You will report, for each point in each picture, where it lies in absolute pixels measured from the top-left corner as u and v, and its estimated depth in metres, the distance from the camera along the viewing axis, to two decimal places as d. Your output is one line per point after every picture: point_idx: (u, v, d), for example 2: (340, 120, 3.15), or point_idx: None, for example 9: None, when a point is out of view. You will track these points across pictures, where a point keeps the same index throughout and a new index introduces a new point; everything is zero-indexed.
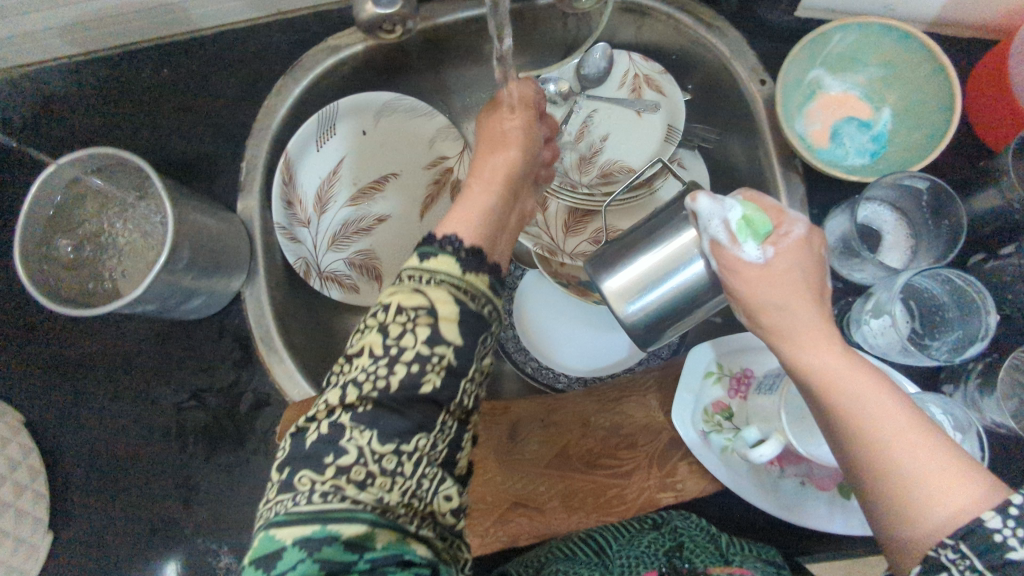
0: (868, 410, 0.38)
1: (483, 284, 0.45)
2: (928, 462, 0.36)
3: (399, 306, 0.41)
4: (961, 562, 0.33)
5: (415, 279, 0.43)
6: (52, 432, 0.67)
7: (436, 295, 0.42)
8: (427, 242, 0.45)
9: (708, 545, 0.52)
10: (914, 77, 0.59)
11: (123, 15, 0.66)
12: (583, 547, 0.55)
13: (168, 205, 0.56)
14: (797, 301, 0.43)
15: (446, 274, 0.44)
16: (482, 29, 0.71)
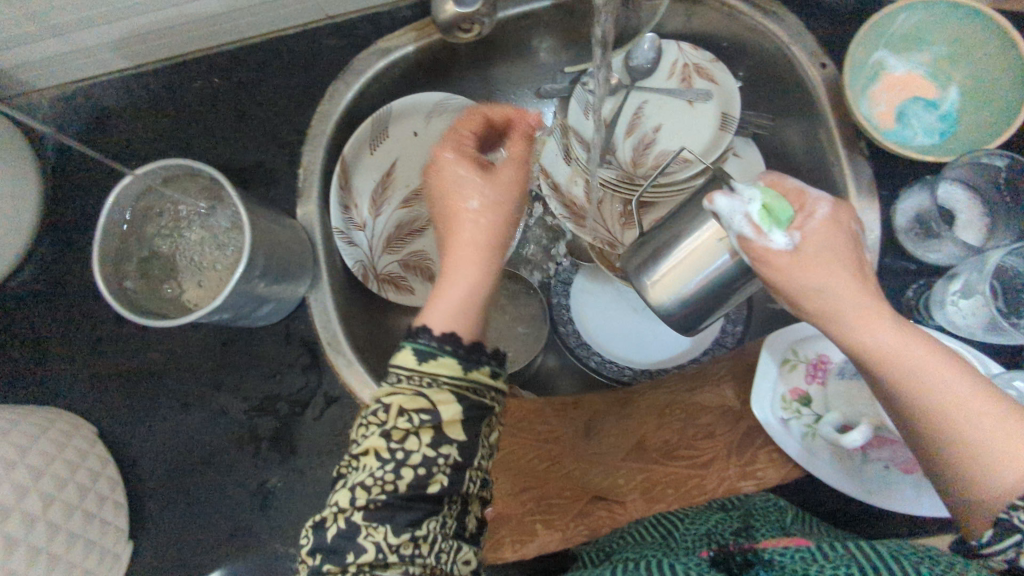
0: (932, 383, 0.39)
1: (485, 375, 0.45)
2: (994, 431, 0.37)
3: (400, 408, 0.41)
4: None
5: (414, 380, 0.43)
6: (127, 442, 0.68)
7: (438, 398, 0.42)
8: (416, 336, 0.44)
9: (771, 516, 0.56)
10: (982, 54, 0.58)
11: (180, 26, 0.66)
12: (651, 530, 0.59)
13: (242, 213, 0.56)
14: (838, 283, 0.40)
15: (447, 375, 0.43)
16: (531, 24, 0.71)
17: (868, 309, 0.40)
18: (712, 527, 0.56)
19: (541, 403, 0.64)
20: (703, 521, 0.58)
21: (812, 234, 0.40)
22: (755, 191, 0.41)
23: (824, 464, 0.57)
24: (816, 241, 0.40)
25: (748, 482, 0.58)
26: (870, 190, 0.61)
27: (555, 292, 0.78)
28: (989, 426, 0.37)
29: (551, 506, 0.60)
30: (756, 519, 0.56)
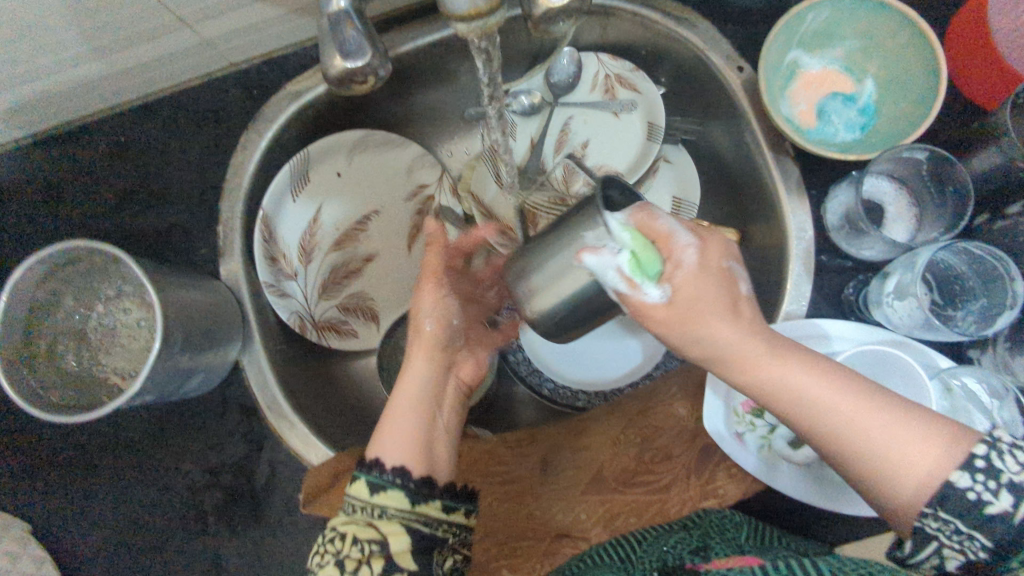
0: (824, 399, 0.42)
1: (435, 508, 0.48)
2: (885, 433, 0.40)
3: (354, 536, 0.44)
4: (947, 528, 0.38)
5: (364, 511, 0.45)
6: (64, 537, 0.64)
7: (388, 528, 0.45)
8: (364, 468, 0.47)
9: (730, 537, 0.52)
10: (893, 45, 0.58)
11: (71, 92, 0.62)
12: (610, 554, 0.53)
13: (151, 291, 0.53)
14: (719, 328, 0.44)
15: (395, 509, 0.46)
16: (444, 52, 0.69)
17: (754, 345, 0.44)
18: (672, 545, 0.51)
19: (493, 442, 0.63)
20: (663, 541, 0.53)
21: (679, 285, 0.44)
22: (623, 238, 0.43)
23: (785, 478, 0.56)
24: (691, 295, 0.44)
25: (709, 501, 0.58)
26: (800, 190, 0.60)
27: None
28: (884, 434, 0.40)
29: (514, 551, 0.58)
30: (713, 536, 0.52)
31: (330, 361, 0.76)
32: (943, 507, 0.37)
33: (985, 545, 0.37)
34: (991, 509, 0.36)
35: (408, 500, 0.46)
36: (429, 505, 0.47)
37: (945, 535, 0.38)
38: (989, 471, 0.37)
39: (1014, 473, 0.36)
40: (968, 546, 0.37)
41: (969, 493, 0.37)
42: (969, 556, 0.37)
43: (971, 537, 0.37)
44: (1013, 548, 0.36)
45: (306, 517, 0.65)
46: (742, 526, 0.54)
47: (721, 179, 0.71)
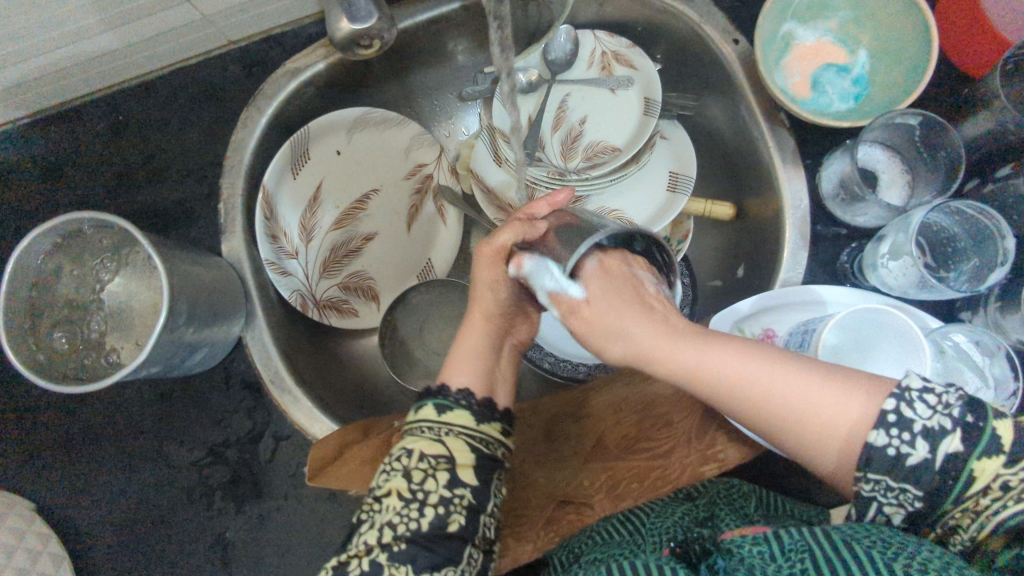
0: (740, 374, 0.40)
1: (496, 430, 0.48)
2: (802, 397, 0.38)
3: (422, 453, 0.45)
4: (879, 487, 0.36)
5: (433, 431, 0.46)
6: (69, 513, 0.64)
7: (455, 445, 0.46)
8: (440, 393, 0.48)
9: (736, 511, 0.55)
10: (886, 16, 0.59)
11: (71, 69, 0.62)
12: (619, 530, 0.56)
13: (158, 262, 0.53)
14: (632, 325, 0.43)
15: (463, 426, 0.47)
16: (443, 28, 0.69)
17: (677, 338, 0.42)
18: (681, 516, 0.54)
19: None
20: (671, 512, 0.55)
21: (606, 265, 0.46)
22: None
23: None
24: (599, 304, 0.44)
25: (710, 465, 0.59)
26: (795, 160, 0.61)
27: None
28: (801, 398, 0.38)
29: (518, 518, 0.59)
30: (721, 508, 0.56)
31: (331, 339, 0.76)
32: (870, 467, 0.36)
33: (919, 495, 0.36)
34: (912, 460, 0.35)
35: (473, 420, 0.47)
36: (492, 426, 0.48)
37: (883, 493, 0.37)
38: (900, 422, 0.35)
39: (924, 418, 0.35)
40: (903, 499, 0.36)
41: (888, 449, 0.35)
42: (907, 507, 0.36)
43: (902, 490, 0.36)
44: (942, 492, 0.35)
45: (312, 491, 0.65)
46: (750, 496, 0.58)
47: (717, 153, 0.72)
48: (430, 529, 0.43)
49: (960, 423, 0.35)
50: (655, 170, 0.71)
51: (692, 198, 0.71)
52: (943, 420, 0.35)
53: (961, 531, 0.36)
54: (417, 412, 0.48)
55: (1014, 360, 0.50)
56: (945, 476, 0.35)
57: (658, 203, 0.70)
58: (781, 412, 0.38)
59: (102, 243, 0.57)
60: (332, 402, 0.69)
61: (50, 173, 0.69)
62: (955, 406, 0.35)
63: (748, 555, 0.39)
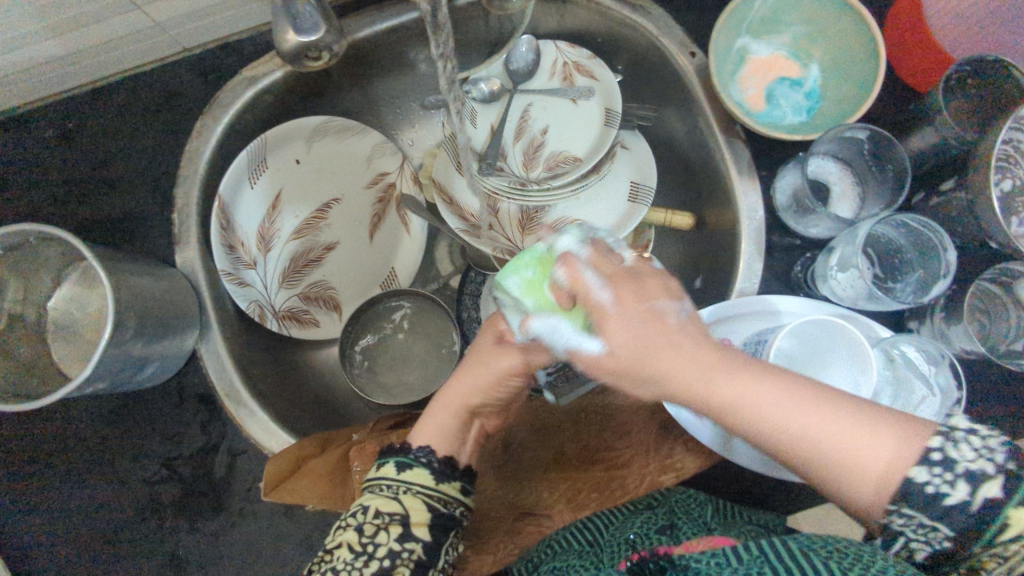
0: (769, 413, 0.37)
1: (454, 489, 0.50)
2: (843, 438, 0.36)
3: (377, 509, 0.46)
4: (912, 523, 0.36)
5: (391, 487, 0.47)
6: (12, 533, 0.62)
7: (410, 503, 0.47)
8: (403, 450, 0.50)
9: (696, 519, 0.56)
10: (837, 31, 0.60)
11: (15, 76, 0.61)
12: (579, 539, 0.57)
13: (104, 275, 0.52)
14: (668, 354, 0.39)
15: (419, 484, 0.48)
16: (403, 38, 0.69)
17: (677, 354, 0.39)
18: (640, 526, 0.55)
19: None
20: (630, 523, 0.57)
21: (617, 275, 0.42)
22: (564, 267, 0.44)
23: (739, 450, 0.57)
24: (621, 341, 0.40)
25: (669, 475, 0.59)
26: (750, 171, 0.62)
27: (466, 305, 0.78)
28: (843, 431, 0.36)
29: (479, 530, 0.59)
30: (679, 517, 0.56)
31: (292, 350, 0.75)
32: (906, 502, 0.36)
33: (949, 535, 0.36)
34: (949, 501, 0.35)
35: (432, 480, 0.49)
36: (451, 485, 0.50)
37: (912, 530, 0.37)
38: (944, 460, 0.35)
39: (969, 460, 0.35)
40: (932, 536, 0.36)
41: (928, 486, 0.35)
42: (934, 545, 0.37)
43: (935, 528, 0.36)
44: (972, 533, 0.35)
45: (267, 506, 0.63)
46: (706, 505, 0.59)
47: (676, 163, 0.73)
48: None
49: (1002, 469, 0.35)
50: (616, 180, 0.71)
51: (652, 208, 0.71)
52: (987, 464, 0.35)
53: (981, 573, 0.36)
54: (382, 466, 0.50)
55: (957, 370, 0.51)
56: (980, 518, 0.35)
57: (619, 213, 0.70)
58: (820, 444, 0.37)
59: (47, 254, 0.56)
60: (290, 415, 0.68)
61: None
62: (997, 446, 0.35)
63: (704, 566, 0.41)
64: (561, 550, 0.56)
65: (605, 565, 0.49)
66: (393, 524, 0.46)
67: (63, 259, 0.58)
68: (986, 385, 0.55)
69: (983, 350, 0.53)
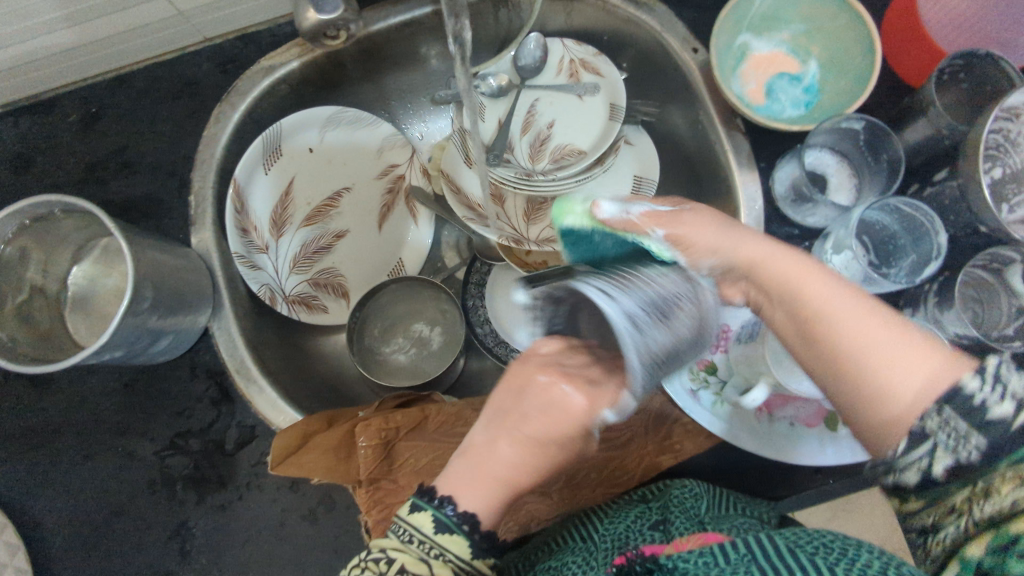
0: (828, 306, 0.40)
1: (489, 566, 0.41)
2: (892, 343, 0.38)
3: (401, 566, 0.38)
4: (945, 428, 0.34)
5: (422, 544, 0.39)
6: (24, 502, 0.64)
7: (440, 574, 0.38)
8: (436, 497, 0.41)
9: (691, 512, 0.54)
10: (835, 29, 0.62)
11: (44, 61, 0.63)
12: (574, 535, 0.57)
13: (125, 246, 0.54)
14: (730, 236, 0.45)
15: (455, 553, 0.39)
16: (416, 32, 0.71)
17: (764, 244, 0.44)
18: (634, 523, 0.54)
19: (460, 405, 0.67)
20: (623, 518, 0.56)
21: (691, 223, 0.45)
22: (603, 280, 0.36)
23: (739, 431, 0.59)
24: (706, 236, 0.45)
25: (666, 455, 0.63)
26: (750, 163, 0.64)
27: (470, 293, 0.79)
28: (887, 342, 0.38)
29: None
30: (673, 510, 0.55)
31: (300, 335, 0.77)
32: (948, 403, 0.34)
33: (981, 446, 0.33)
34: (990, 416, 0.33)
35: (469, 552, 0.40)
36: (487, 564, 0.41)
37: (944, 436, 0.34)
38: (1002, 373, 0.33)
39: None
40: (962, 447, 0.33)
41: (976, 394, 0.33)
42: (958, 458, 0.34)
43: (966, 438, 0.33)
44: (1003, 451, 0.33)
45: (274, 481, 0.64)
46: (701, 498, 0.56)
47: (678, 158, 0.75)
48: None
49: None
50: (620, 172, 0.73)
51: (654, 201, 0.72)
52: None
53: (994, 495, 0.34)
54: (409, 512, 0.41)
55: None
56: (1021, 437, 0.33)
57: None
58: (866, 341, 0.38)
59: (70, 227, 0.58)
60: (298, 395, 0.69)
61: (20, 161, 0.69)
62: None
63: (693, 567, 0.41)
64: (557, 550, 0.55)
65: (597, 566, 0.48)
66: None
67: (83, 235, 0.60)
68: None
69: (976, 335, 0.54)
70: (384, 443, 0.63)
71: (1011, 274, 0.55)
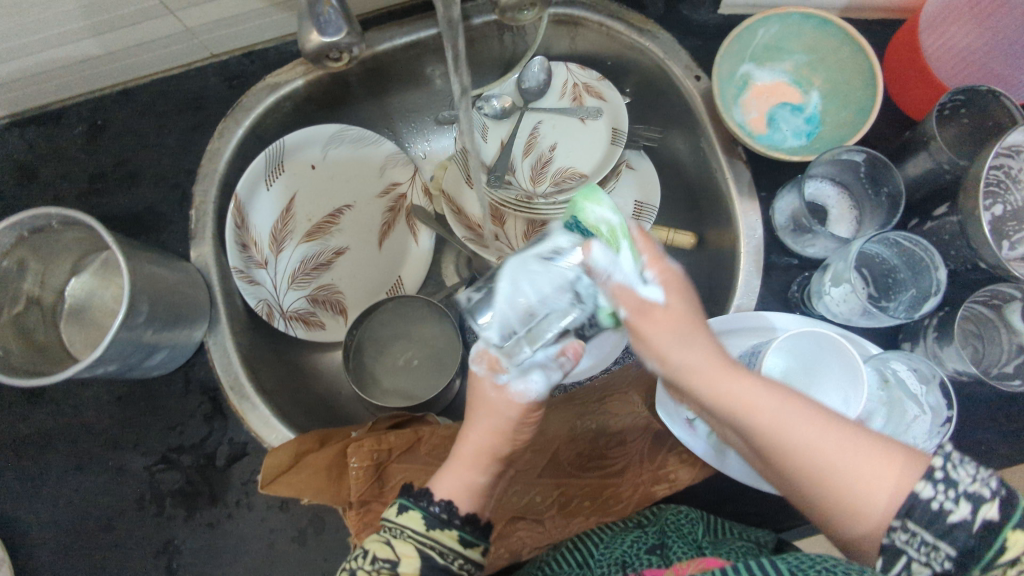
0: (784, 420, 0.42)
1: (453, 538, 0.44)
2: (852, 454, 0.40)
3: (371, 555, 0.42)
4: (914, 540, 0.38)
5: (388, 530, 0.44)
6: (12, 514, 0.63)
7: (402, 549, 0.42)
8: (406, 492, 0.46)
9: (686, 535, 0.54)
10: (837, 61, 0.63)
11: (50, 74, 0.64)
12: (566, 561, 0.56)
13: (121, 260, 0.54)
14: (700, 351, 0.45)
15: (414, 529, 0.43)
16: (420, 53, 0.72)
17: (716, 355, 0.44)
18: (629, 547, 0.54)
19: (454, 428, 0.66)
20: (618, 541, 0.56)
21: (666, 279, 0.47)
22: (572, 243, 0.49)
23: (735, 463, 0.58)
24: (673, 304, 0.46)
25: (661, 485, 0.61)
26: (751, 192, 0.64)
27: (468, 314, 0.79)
28: (842, 454, 0.40)
29: None
30: (669, 534, 0.54)
31: (297, 351, 0.76)
32: (910, 518, 0.38)
33: (951, 555, 0.37)
34: (953, 518, 0.37)
35: (425, 525, 0.44)
36: (448, 534, 0.44)
37: (913, 548, 0.38)
38: (946, 479, 0.38)
39: (968, 482, 0.37)
40: (934, 557, 0.37)
41: (932, 503, 0.37)
42: (935, 567, 0.37)
43: (936, 547, 0.37)
44: (975, 554, 0.36)
45: (263, 500, 0.64)
46: (697, 521, 0.56)
47: (679, 184, 0.75)
48: None
49: (998, 491, 0.37)
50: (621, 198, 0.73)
51: (654, 225, 0.72)
52: (983, 488, 0.37)
53: None
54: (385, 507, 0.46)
55: (948, 390, 0.52)
56: (980, 539, 0.37)
57: None
58: (821, 455, 0.41)
59: (70, 240, 0.58)
60: (292, 412, 0.69)
61: (23, 171, 0.70)
62: (995, 476, 0.37)
63: None
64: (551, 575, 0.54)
65: None
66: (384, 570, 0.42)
67: (83, 247, 0.60)
68: (979, 409, 0.56)
69: (975, 372, 0.53)
70: (376, 463, 0.63)
71: (1009, 312, 0.56)
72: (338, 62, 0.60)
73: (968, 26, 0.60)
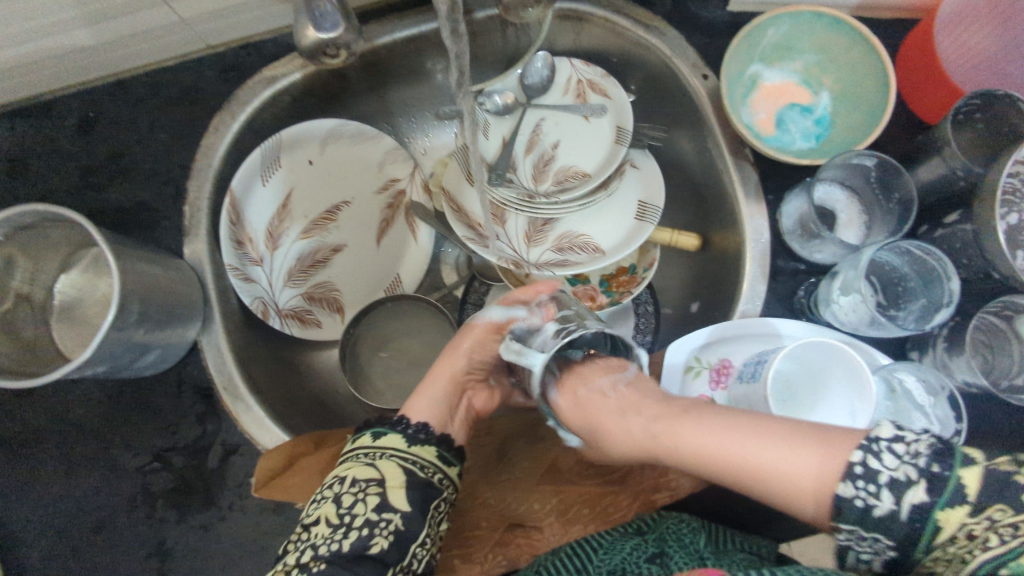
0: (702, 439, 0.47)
1: (431, 453, 0.52)
2: (777, 451, 0.42)
3: (353, 478, 0.48)
4: (856, 537, 0.39)
5: (367, 454, 0.50)
6: (1, 514, 0.62)
7: (385, 467, 0.49)
8: (387, 422, 0.53)
9: (689, 547, 0.53)
10: (847, 61, 0.61)
11: (39, 64, 0.62)
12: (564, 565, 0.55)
13: (111, 259, 0.52)
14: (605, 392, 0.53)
15: (394, 449, 0.51)
16: (422, 47, 0.70)
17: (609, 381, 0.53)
18: (630, 554, 0.54)
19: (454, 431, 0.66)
20: (620, 547, 0.56)
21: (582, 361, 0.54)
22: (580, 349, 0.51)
23: None
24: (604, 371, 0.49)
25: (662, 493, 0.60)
26: (758, 194, 0.62)
27: (468, 313, 0.78)
28: (768, 451, 0.42)
29: (468, 539, 0.60)
30: (670, 544, 0.54)
31: (294, 350, 0.75)
32: (841, 516, 0.39)
33: (893, 544, 0.37)
34: (879, 511, 0.37)
35: (406, 442, 0.52)
36: (426, 449, 0.52)
37: (859, 544, 0.39)
38: (866, 472, 0.38)
39: (891, 470, 0.37)
40: (877, 548, 0.38)
41: (857, 501, 0.38)
42: (883, 556, 0.38)
43: (875, 539, 0.38)
44: (915, 541, 0.37)
45: (257, 502, 0.63)
46: (699, 532, 0.56)
47: (685, 185, 0.73)
48: (348, 551, 0.45)
49: (924, 474, 0.36)
50: (624, 199, 0.72)
51: (658, 227, 0.70)
52: (907, 471, 0.37)
53: None
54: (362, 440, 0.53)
55: (957, 403, 0.51)
56: (915, 524, 0.36)
57: (625, 230, 0.70)
58: (758, 457, 0.43)
59: (60, 236, 0.57)
60: (288, 413, 0.68)
61: (13, 163, 0.68)
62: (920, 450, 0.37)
63: None
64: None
65: None
66: (373, 491, 0.48)
67: (73, 243, 0.59)
68: (985, 418, 0.55)
69: (984, 382, 0.53)
70: None
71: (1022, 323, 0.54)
72: (337, 59, 0.59)
73: (984, 30, 0.59)
